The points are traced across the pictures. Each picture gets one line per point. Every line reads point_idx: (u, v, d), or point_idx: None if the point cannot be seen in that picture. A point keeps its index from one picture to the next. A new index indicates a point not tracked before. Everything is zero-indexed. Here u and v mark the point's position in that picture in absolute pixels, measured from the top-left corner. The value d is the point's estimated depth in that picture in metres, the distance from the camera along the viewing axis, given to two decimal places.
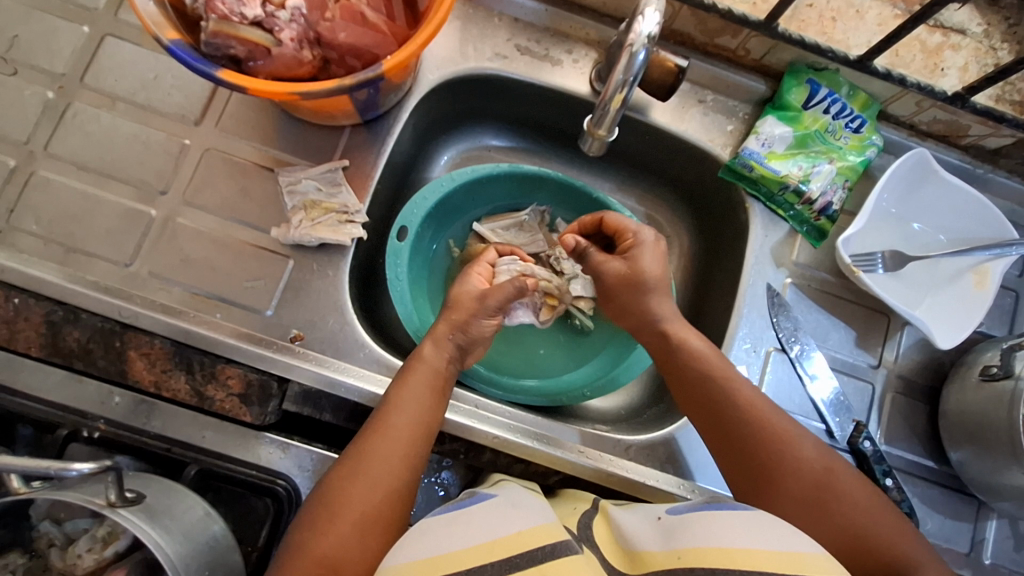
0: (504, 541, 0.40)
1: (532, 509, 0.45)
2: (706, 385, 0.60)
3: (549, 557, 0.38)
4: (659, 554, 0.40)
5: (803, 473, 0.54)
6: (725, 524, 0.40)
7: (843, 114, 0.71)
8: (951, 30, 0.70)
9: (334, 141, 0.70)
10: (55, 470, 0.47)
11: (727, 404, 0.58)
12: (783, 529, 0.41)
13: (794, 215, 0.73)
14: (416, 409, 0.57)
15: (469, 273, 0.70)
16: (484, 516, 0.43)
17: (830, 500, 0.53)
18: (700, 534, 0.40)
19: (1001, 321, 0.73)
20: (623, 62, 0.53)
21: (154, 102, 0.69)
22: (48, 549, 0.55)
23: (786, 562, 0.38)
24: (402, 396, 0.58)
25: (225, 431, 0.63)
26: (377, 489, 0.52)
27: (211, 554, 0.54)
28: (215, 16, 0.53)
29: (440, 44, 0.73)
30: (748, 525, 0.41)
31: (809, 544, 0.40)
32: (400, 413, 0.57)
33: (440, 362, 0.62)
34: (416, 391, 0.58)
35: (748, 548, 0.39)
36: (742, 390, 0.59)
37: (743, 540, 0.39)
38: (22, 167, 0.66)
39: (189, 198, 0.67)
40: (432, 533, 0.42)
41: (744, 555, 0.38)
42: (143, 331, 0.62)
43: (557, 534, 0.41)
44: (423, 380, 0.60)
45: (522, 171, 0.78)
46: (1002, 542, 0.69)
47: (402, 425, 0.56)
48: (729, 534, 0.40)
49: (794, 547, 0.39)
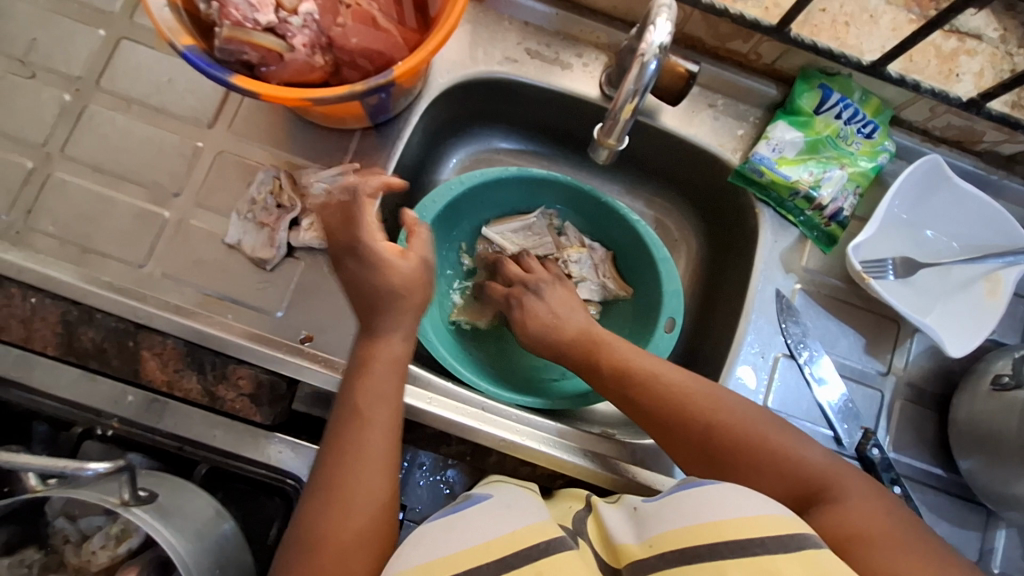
0: (498, 542, 0.41)
1: (524, 507, 0.45)
2: (618, 375, 0.61)
3: (545, 555, 0.40)
4: (635, 545, 0.43)
5: (715, 427, 0.56)
6: (692, 502, 0.43)
7: (856, 120, 0.70)
8: (967, 35, 0.69)
9: (345, 145, 0.70)
10: (71, 471, 0.48)
11: (638, 380, 0.60)
12: (748, 495, 0.42)
13: (805, 220, 0.72)
14: (388, 413, 0.56)
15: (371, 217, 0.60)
16: (476, 520, 0.44)
17: (751, 437, 0.55)
18: (669, 520, 0.42)
19: (1013, 328, 0.72)
20: (634, 71, 0.53)
21: (167, 105, 0.70)
22: (64, 545, 0.55)
23: (748, 527, 0.40)
24: (370, 403, 0.55)
25: (235, 431, 0.63)
26: (365, 504, 0.51)
27: (221, 552, 0.55)
28: (229, 22, 0.54)
29: (451, 48, 0.73)
30: (715, 499, 0.42)
31: (773, 504, 0.41)
32: (369, 420, 0.55)
33: (395, 349, 0.59)
34: (376, 390, 0.56)
35: (709, 521, 0.41)
36: (646, 366, 0.61)
37: (706, 513, 0.41)
38: (39, 169, 0.67)
39: (201, 200, 0.68)
40: (428, 533, 0.43)
41: (708, 528, 0.40)
42: (157, 332, 0.63)
43: (552, 532, 0.43)
44: (386, 380, 0.57)
45: (531, 175, 0.78)
46: (1012, 552, 0.68)
47: (375, 438, 0.54)
48: (694, 511, 0.42)
49: (756, 510, 0.41)
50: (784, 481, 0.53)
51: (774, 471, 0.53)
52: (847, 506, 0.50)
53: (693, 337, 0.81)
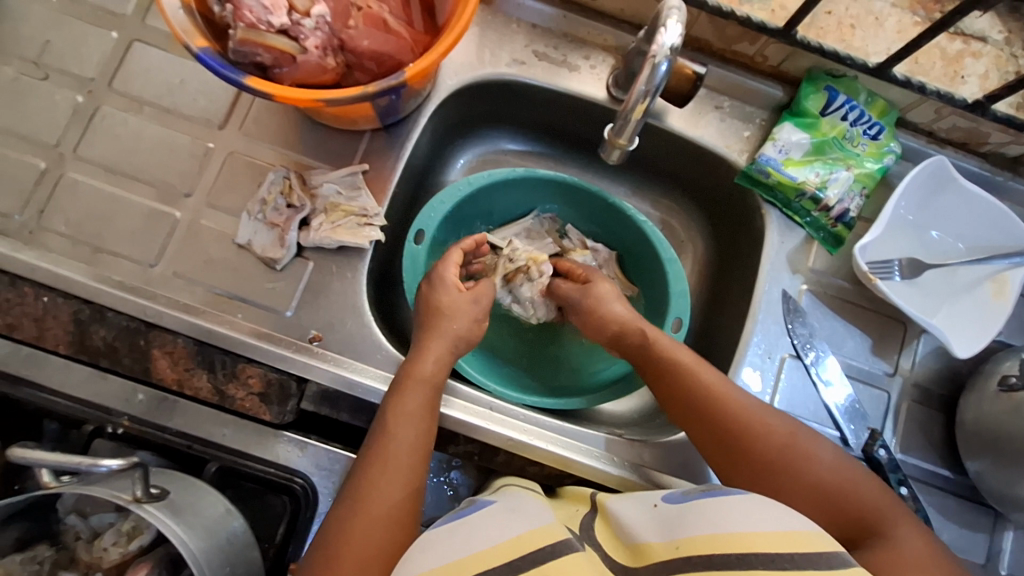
0: (505, 546, 0.42)
1: (531, 512, 0.46)
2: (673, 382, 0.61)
3: (551, 557, 0.41)
4: (658, 547, 0.43)
5: (770, 441, 0.56)
6: (720, 512, 0.42)
7: (862, 121, 0.71)
8: (972, 38, 0.70)
9: (354, 146, 0.71)
10: (86, 467, 0.48)
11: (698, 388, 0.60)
12: (776, 510, 0.42)
13: (811, 221, 0.72)
14: (416, 434, 0.56)
15: (444, 270, 0.67)
16: (483, 525, 0.44)
17: (806, 459, 0.55)
18: (695, 525, 0.42)
19: (1020, 330, 0.72)
20: (646, 72, 0.54)
21: (179, 106, 0.70)
22: (75, 542, 0.56)
23: (776, 541, 0.40)
24: (401, 418, 0.56)
25: (245, 429, 0.64)
26: (380, 520, 0.51)
27: (231, 550, 0.55)
28: (243, 24, 0.54)
29: (459, 51, 0.74)
30: (744, 509, 0.42)
31: (800, 521, 0.41)
32: (394, 438, 0.55)
33: (429, 371, 0.60)
34: (407, 410, 0.57)
35: (739, 532, 0.40)
36: (706, 374, 0.61)
37: (736, 523, 0.41)
38: (52, 169, 0.67)
39: (212, 200, 0.68)
40: (437, 538, 0.44)
41: (737, 538, 0.40)
42: (167, 330, 0.64)
43: (558, 534, 0.43)
44: (419, 397, 0.58)
45: (539, 176, 0.78)
46: (1019, 553, 0.68)
47: (402, 451, 0.55)
48: (723, 520, 0.42)
49: (785, 526, 0.41)
50: (836, 515, 0.53)
51: (826, 504, 0.53)
52: (900, 546, 0.50)
53: (699, 338, 0.81)
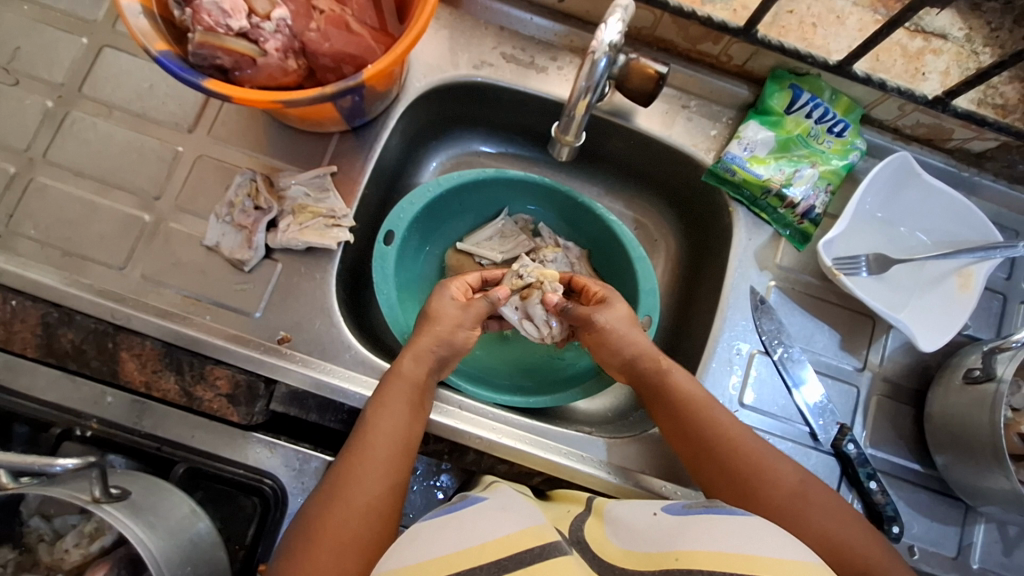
0: (492, 546, 0.41)
1: (523, 513, 0.46)
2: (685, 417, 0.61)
3: (539, 559, 0.39)
4: (653, 556, 0.41)
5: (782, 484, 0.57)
6: (722, 530, 0.41)
7: (826, 119, 0.72)
8: (932, 35, 0.71)
9: (323, 148, 0.72)
10: (40, 467, 0.48)
11: (710, 425, 0.60)
12: (779, 535, 0.41)
13: (778, 218, 0.73)
14: (399, 432, 0.56)
15: (445, 285, 0.68)
16: (474, 523, 0.43)
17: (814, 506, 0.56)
18: (697, 539, 0.41)
19: (988, 323, 0.73)
20: (587, 68, 0.55)
21: (148, 111, 0.71)
22: (38, 544, 0.56)
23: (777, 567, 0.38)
24: (382, 414, 0.57)
25: (214, 431, 0.64)
26: (356, 511, 0.51)
27: (195, 550, 0.55)
28: (202, 28, 0.55)
29: (428, 53, 0.74)
30: (747, 529, 0.41)
31: (803, 551, 0.40)
32: (377, 433, 0.55)
33: (419, 374, 0.61)
34: (392, 407, 0.57)
35: (741, 553, 0.39)
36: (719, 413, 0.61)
37: (740, 543, 0.40)
38: (21, 174, 0.68)
39: (181, 203, 0.69)
40: (424, 537, 0.43)
41: (739, 559, 0.38)
42: (135, 333, 0.64)
43: (548, 537, 0.42)
44: (401, 395, 0.59)
45: (509, 176, 0.79)
46: (990, 546, 0.68)
47: (384, 445, 0.55)
48: (723, 538, 0.40)
49: (788, 555, 0.40)
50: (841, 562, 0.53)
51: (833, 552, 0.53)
52: None
53: (671, 336, 0.81)
